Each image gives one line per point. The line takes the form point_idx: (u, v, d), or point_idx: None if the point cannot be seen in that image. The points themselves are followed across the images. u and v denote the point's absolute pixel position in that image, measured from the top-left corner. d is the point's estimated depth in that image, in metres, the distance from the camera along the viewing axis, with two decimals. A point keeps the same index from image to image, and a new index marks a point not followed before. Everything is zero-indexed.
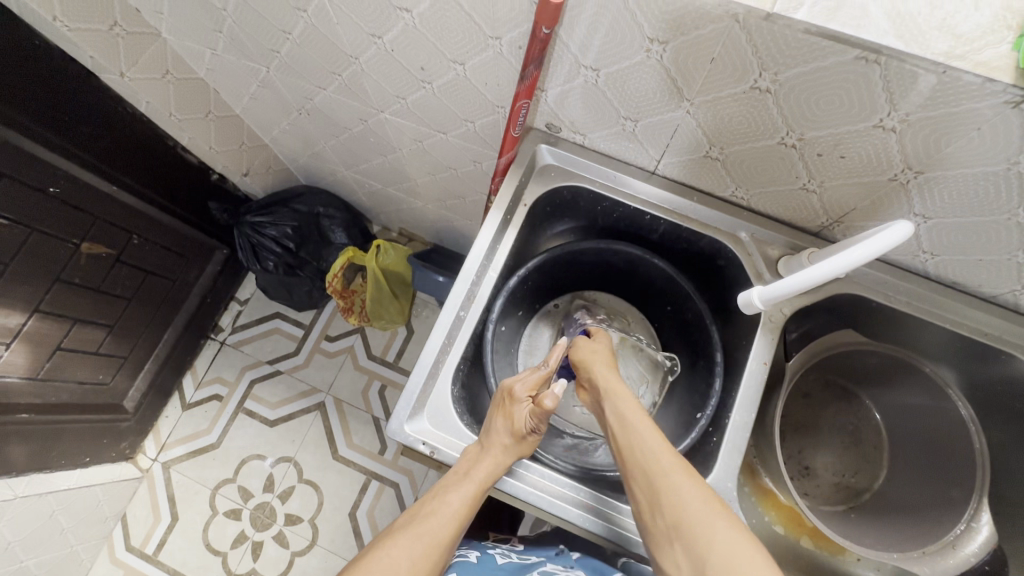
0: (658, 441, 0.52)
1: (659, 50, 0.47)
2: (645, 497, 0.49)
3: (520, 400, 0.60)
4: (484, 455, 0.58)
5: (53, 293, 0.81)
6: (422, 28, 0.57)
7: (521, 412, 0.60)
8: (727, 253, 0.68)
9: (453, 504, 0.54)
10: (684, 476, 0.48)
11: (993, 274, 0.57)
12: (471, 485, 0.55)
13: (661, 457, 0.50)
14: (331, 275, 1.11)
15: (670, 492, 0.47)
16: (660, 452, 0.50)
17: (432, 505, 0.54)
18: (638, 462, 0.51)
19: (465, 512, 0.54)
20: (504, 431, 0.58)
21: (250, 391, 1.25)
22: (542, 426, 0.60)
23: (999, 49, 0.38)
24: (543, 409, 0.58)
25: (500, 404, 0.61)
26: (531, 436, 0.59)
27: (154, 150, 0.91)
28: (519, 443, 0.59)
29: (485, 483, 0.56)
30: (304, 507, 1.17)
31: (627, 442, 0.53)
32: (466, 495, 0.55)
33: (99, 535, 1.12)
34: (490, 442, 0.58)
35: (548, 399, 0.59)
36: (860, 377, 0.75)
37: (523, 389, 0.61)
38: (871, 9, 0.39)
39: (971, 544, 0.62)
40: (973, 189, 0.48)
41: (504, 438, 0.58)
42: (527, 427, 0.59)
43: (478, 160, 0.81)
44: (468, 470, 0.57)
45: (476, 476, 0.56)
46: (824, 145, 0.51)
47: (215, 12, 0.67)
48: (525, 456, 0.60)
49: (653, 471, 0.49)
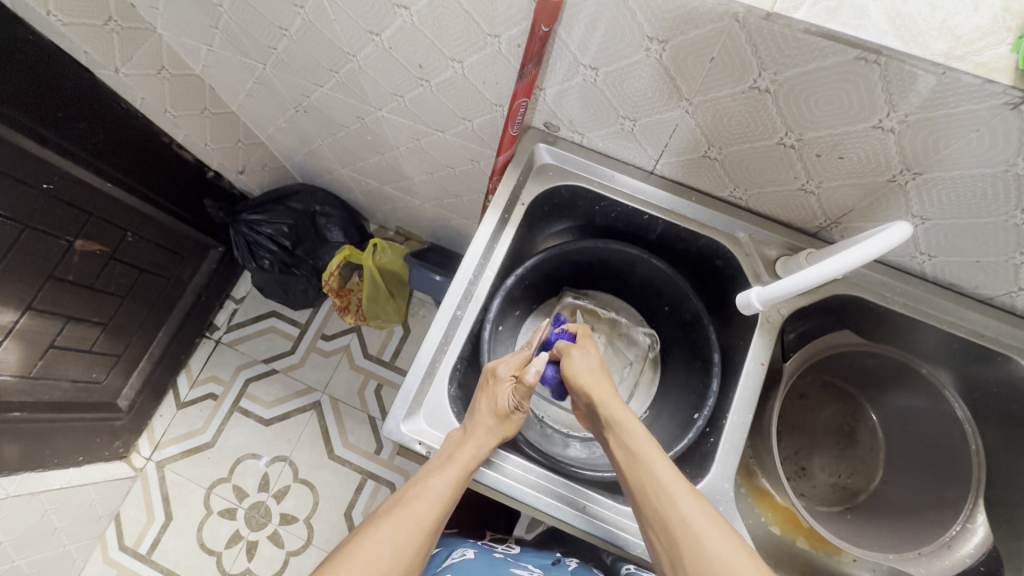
0: (674, 479, 0.50)
1: (659, 49, 0.47)
2: (665, 542, 0.48)
3: (503, 380, 0.60)
4: (468, 438, 0.57)
5: (46, 290, 0.81)
6: (420, 25, 0.56)
7: (504, 392, 0.60)
8: (725, 254, 0.68)
9: (436, 488, 0.54)
10: (705, 519, 0.47)
11: (991, 275, 0.57)
12: (453, 469, 0.55)
13: (679, 500, 0.48)
14: (327, 274, 1.13)
15: (692, 539, 0.46)
16: (678, 493, 0.49)
17: (415, 488, 0.54)
18: (650, 494, 0.50)
19: (449, 497, 0.54)
20: (487, 411, 0.58)
21: (245, 390, 1.24)
22: (526, 404, 0.60)
23: (999, 51, 0.38)
24: (526, 385, 0.59)
25: (484, 385, 0.61)
26: (515, 415, 0.60)
27: (149, 146, 0.90)
28: (504, 422, 0.59)
29: (469, 466, 0.56)
30: (299, 507, 1.16)
31: (642, 480, 0.51)
32: (450, 478, 0.54)
33: (92, 535, 1.11)
34: (475, 423, 0.58)
35: (530, 373, 0.60)
36: (857, 378, 0.75)
37: (506, 368, 0.61)
38: (871, 9, 0.39)
39: (966, 545, 0.62)
40: (971, 190, 0.48)
41: (487, 419, 0.58)
42: (510, 405, 0.59)
43: (476, 159, 0.81)
44: (451, 453, 0.56)
45: (459, 459, 0.56)
46: (823, 146, 0.51)
47: (211, 8, 0.67)
48: (510, 437, 0.60)
49: (672, 516, 0.48)
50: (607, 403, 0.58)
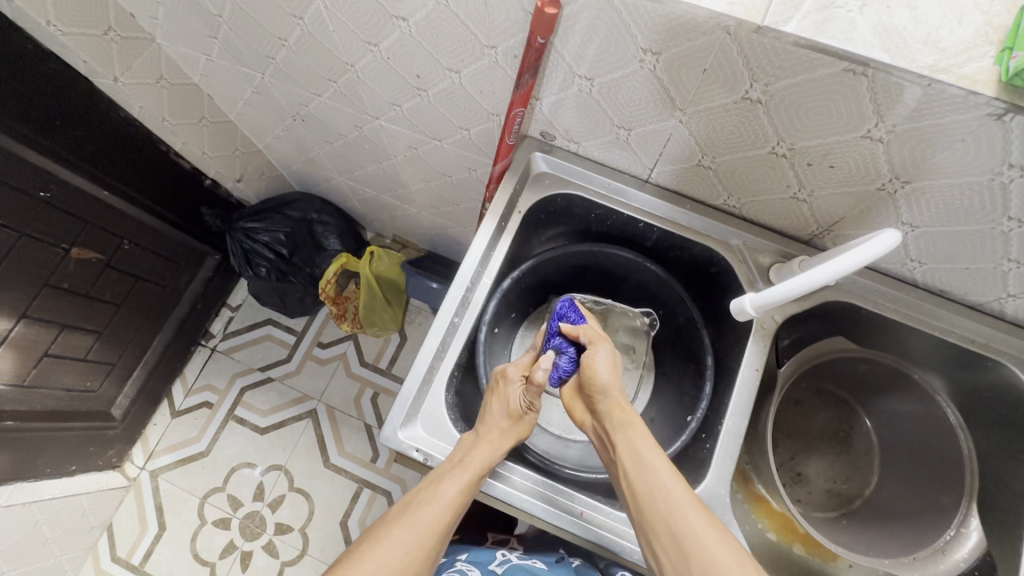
0: (680, 489, 0.51)
1: (652, 61, 0.48)
2: (671, 556, 0.48)
3: (513, 381, 0.61)
4: (481, 441, 0.57)
5: (41, 298, 0.81)
6: (419, 36, 0.57)
7: (515, 393, 0.60)
8: (720, 261, 0.68)
9: (447, 493, 0.53)
10: (712, 533, 0.48)
11: (979, 282, 0.58)
12: (466, 474, 0.55)
13: (684, 517, 0.49)
14: (325, 281, 1.12)
15: (700, 552, 0.47)
16: (682, 508, 0.49)
17: (427, 493, 0.54)
18: (655, 510, 0.50)
19: (461, 501, 0.54)
20: (500, 414, 0.59)
21: (241, 397, 1.24)
22: (537, 403, 0.61)
23: (982, 63, 0.40)
24: (536, 384, 0.59)
25: (495, 386, 0.62)
26: (528, 415, 0.60)
27: (146, 154, 0.91)
28: (517, 423, 0.59)
29: (481, 470, 0.55)
30: (295, 517, 1.16)
31: (645, 487, 0.52)
32: (462, 484, 0.54)
33: (83, 546, 1.10)
34: (488, 426, 0.58)
35: (539, 372, 0.59)
36: (849, 384, 0.76)
37: (516, 370, 0.62)
38: (859, 22, 0.40)
39: (960, 549, 0.62)
40: (958, 199, 0.49)
41: (501, 421, 0.58)
42: (523, 406, 0.60)
43: (473, 168, 0.81)
44: (463, 457, 0.56)
45: (471, 464, 0.55)
46: (813, 155, 0.52)
47: (210, 18, 0.68)
48: (524, 438, 0.60)
49: (678, 528, 0.48)
50: (619, 407, 0.58)
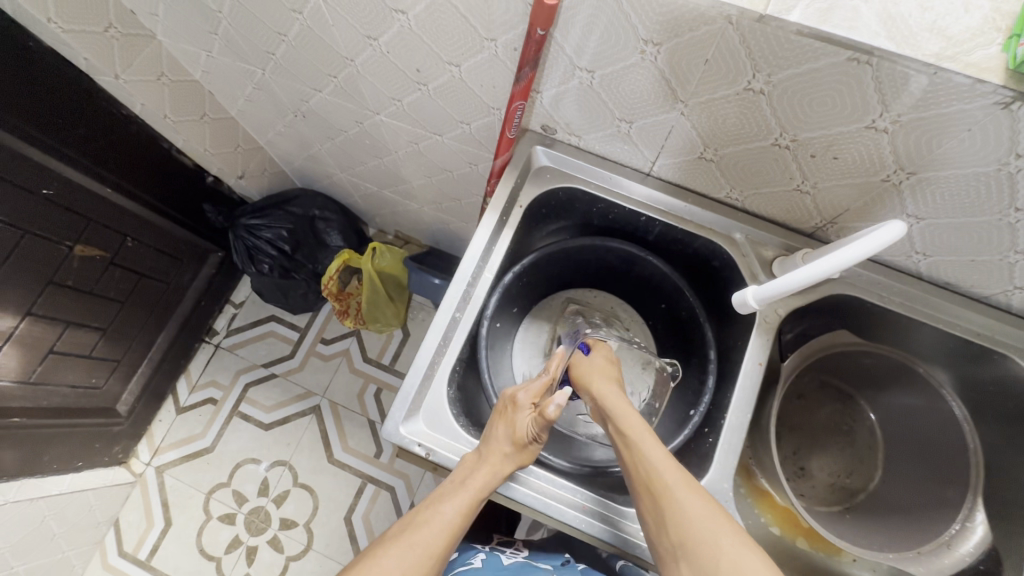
0: (659, 451, 0.51)
1: (654, 52, 0.48)
2: (653, 518, 0.48)
3: (522, 408, 0.60)
4: (483, 463, 0.57)
5: (47, 295, 0.81)
6: (418, 29, 0.57)
7: (523, 420, 0.59)
8: (723, 255, 0.68)
9: (446, 514, 0.53)
10: (687, 488, 0.48)
11: (985, 274, 0.58)
12: (464, 496, 0.54)
13: (660, 468, 0.49)
14: (326, 278, 1.12)
15: (674, 507, 0.47)
16: (664, 467, 0.49)
17: (425, 514, 0.54)
18: (639, 472, 0.50)
19: (458, 524, 0.53)
20: (505, 438, 0.58)
21: (245, 394, 1.25)
22: (544, 434, 0.59)
23: (989, 51, 0.39)
24: (546, 418, 0.57)
25: (504, 411, 0.61)
26: (532, 445, 0.59)
27: (148, 151, 0.91)
28: (520, 451, 0.59)
29: (481, 493, 0.55)
30: (300, 512, 1.16)
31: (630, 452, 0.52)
32: (462, 505, 0.54)
33: (90, 541, 1.11)
34: (490, 450, 0.58)
35: (550, 408, 0.57)
36: (854, 378, 0.75)
37: (526, 396, 0.61)
38: (863, 10, 0.40)
39: (965, 543, 0.63)
40: (965, 188, 0.48)
41: (504, 446, 0.58)
42: (529, 435, 0.59)
43: (474, 162, 0.81)
44: (464, 479, 0.56)
45: (473, 485, 0.55)
46: (817, 146, 0.51)
47: (210, 13, 0.67)
48: (526, 465, 0.60)
49: (655, 488, 0.48)
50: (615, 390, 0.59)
